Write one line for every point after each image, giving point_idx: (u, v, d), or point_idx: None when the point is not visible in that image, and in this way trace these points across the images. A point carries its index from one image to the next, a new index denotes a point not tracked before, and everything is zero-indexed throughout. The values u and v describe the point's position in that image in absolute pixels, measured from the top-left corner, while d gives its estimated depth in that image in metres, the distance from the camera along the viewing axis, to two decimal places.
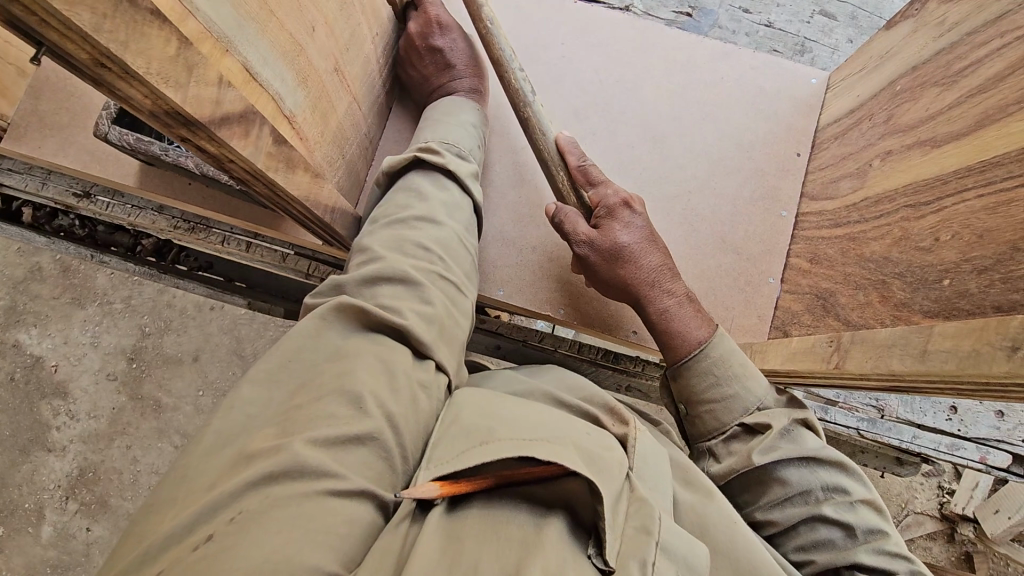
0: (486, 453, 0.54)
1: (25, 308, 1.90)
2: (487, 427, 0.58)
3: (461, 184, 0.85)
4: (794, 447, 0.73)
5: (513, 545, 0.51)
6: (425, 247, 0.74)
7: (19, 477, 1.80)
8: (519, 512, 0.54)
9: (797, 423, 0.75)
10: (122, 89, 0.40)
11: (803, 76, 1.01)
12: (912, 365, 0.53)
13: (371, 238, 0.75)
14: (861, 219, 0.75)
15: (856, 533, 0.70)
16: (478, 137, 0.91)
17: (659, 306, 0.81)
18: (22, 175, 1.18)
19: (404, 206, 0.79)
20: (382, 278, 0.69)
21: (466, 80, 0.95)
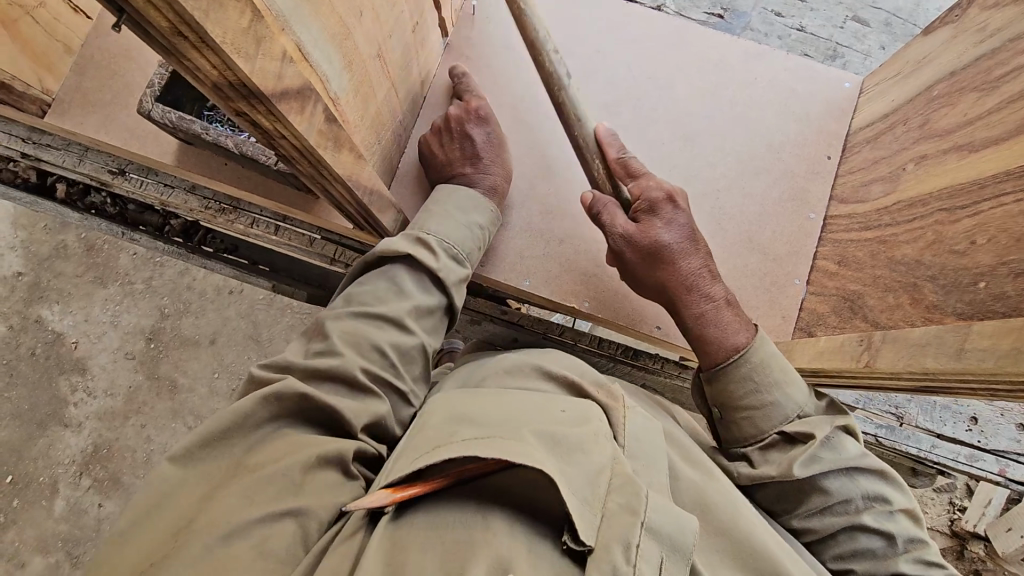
0: (433, 457, 0.62)
1: (48, 285, 1.95)
2: (451, 430, 0.65)
3: (444, 288, 0.87)
4: (834, 455, 0.75)
5: (472, 539, 0.58)
6: (381, 350, 0.79)
7: (35, 450, 1.84)
8: (476, 507, 0.61)
9: (838, 429, 0.77)
10: (193, 60, 0.42)
11: (837, 80, 1.01)
12: (948, 363, 0.53)
13: (332, 325, 0.81)
14: (893, 222, 0.75)
15: (896, 541, 0.75)
16: (482, 239, 0.91)
17: (695, 311, 0.83)
18: (61, 151, 1.21)
19: (381, 296, 0.84)
20: (329, 374, 0.75)
21: (489, 177, 0.93)
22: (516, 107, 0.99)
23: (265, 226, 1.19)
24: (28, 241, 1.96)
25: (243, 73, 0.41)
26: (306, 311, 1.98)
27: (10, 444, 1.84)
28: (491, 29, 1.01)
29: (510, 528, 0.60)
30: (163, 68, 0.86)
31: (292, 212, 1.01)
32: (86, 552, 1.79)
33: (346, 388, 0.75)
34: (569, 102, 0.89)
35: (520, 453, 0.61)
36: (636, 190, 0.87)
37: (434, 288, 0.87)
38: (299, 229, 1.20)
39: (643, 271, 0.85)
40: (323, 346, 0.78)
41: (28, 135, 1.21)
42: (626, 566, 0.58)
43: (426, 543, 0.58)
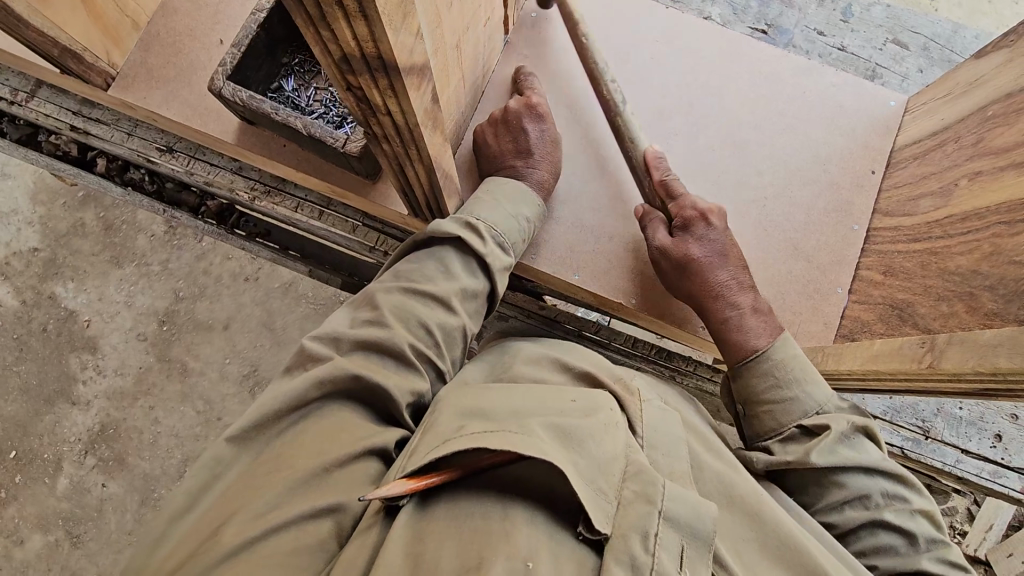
0: (446, 450, 0.62)
1: (64, 262, 1.95)
2: (462, 424, 0.66)
3: (489, 274, 0.89)
4: (852, 451, 0.79)
5: (491, 526, 0.59)
6: (427, 331, 0.81)
7: (42, 427, 1.86)
8: (496, 496, 0.62)
9: (858, 431, 0.80)
10: (337, 29, 0.43)
11: (883, 98, 1.03)
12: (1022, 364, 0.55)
13: (383, 298, 0.82)
14: (944, 235, 0.78)
15: (917, 541, 0.75)
16: (526, 229, 0.92)
17: (721, 313, 0.87)
18: (110, 126, 1.24)
19: (430, 275, 0.85)
20: (381, 350, 0.76)
21: (538, 173, 0.95)
22: (571, 106, 1.02)
23: (309, 210, 1.21)
24: (45, 218, 1.97)
25: (389, 44, 0.43)
26: (322, 301, 1.98)
27: (18, 420, 1.86)
28: (548, 31, 1.04)
29: (530, 516, 0.61)
30: (237, 46, 0.86)
31: (345, 196, 1.02)
32: (86, 531, 1.80)
33: (394, 364, 0.77)
34: (624, 119, 0.96)
35: (531, 444, 0.62)
36: (675, 210, 0.92)
37: (476, 270, 0.88)
38: (343, 215, 1.20)
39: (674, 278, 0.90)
40: (378, 318, 0.80)
41: (80, 108, 1.25)
42: (644, 554, 0.61)
43: (446, 531, 0.60)
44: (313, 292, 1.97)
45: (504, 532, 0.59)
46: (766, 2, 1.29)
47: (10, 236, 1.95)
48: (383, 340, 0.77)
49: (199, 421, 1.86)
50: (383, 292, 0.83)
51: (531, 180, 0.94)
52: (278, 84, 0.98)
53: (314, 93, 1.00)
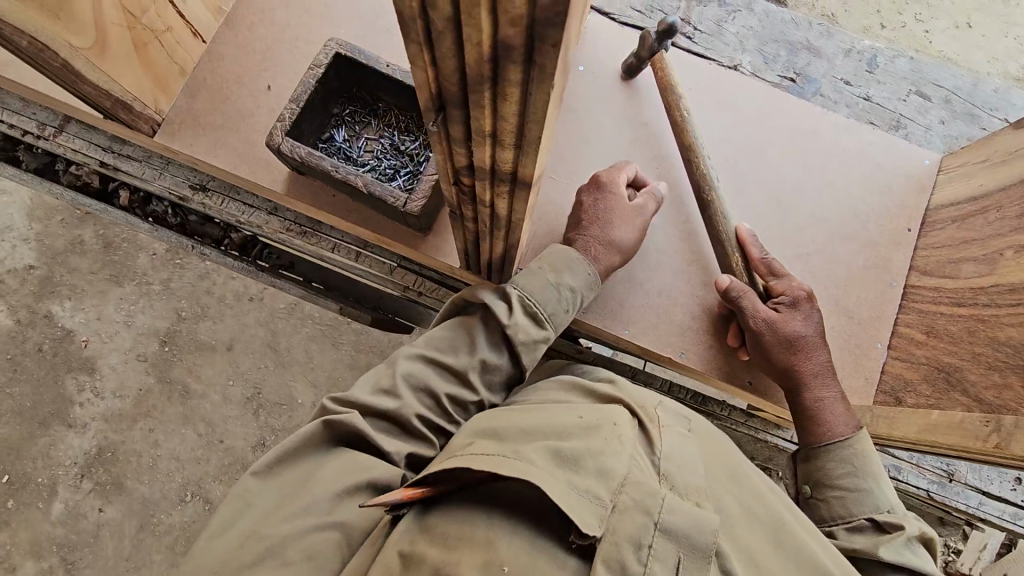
0: (450, 462, 0.71)
1: (60, 281, 2.01)
2: (472, 441, 0.76)
3: (514, 353, 0.89)
4: (916, 558, 0.76)
5: (476, 534, 0.66)
6: (433, 396, 0.86)
7: (36, 450, 1.90)
8: (485, 506, 0.69)
9: (920, 539, 0.78)
10: (476, 151, 0.44)
11: (918, 156, 1.06)
12: None
13: (401, 359, 0.86)
14: (994, 304, 0.81)
15: None
16: (569, 301, 0.91)
17: (815, 395, 0.88)
18: (141, 162, 1.21)
19: (450, 347, 0.88)
20: (387, 418, 0.83)
21: (586, 237, 0.94)
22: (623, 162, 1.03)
23: (346, 252, 1.19)
24: (41, 235, 2.03)
25: (531, 167, 0.43)
26: (328, 323, 2.04)
27: (12, 442, 1.90)
28: (599, 86, 1.05)
29: (511, 528, 0.66)
30: (295, 102, 0.86)
31: (393, 245, 1.02)
32: (80, 558, 1.84)
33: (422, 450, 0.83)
34: (715, 197, 0.95)
35: (524, 464, 0.69)
36: (777, 288, 0.91)
37: (502, 345, 0.88)
38: (380, 257, 1.19)
39: (777, 354, 0.88)
40: (392, 384, 0.84)
41: (110, 144, 1.22)
42: (636, 564, 0.64)
43: (430, 541, 0.68)
44: (318, 314, 2.02)
45: (485, 541, 0.65)
46: (794, 51, 1.32)
47: (4, 253, 2.00)
48: (393, 408, 0.82)
49: (200, 444, 1.91)
50: (405, 357, 0.86)
51: (583, 244, 0.93)
52: (329, 134, 0.97)
53: (365, 144, 0.98)
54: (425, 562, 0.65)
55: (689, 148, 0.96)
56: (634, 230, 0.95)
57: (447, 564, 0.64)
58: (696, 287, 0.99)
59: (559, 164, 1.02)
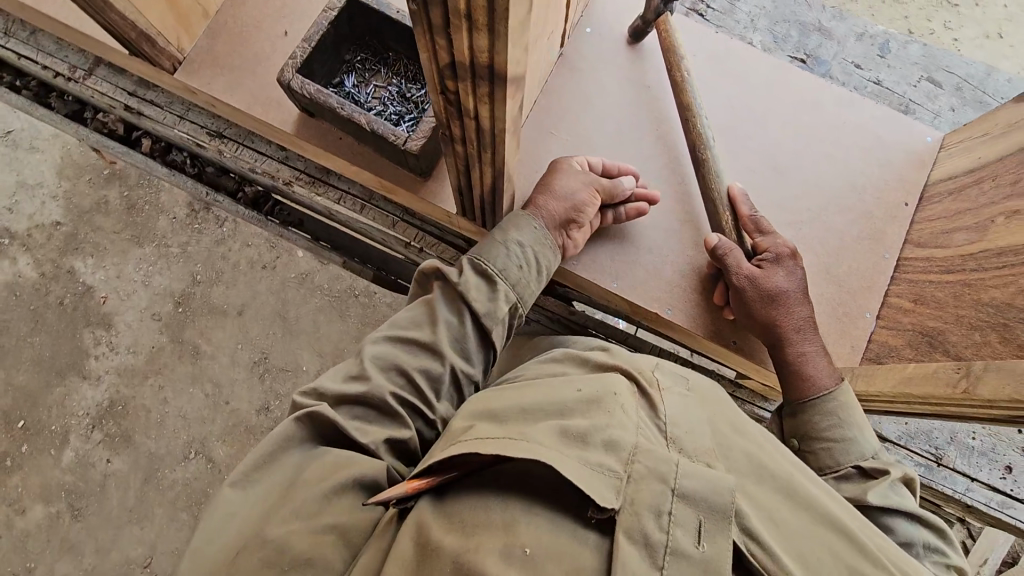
0: (453, 450, 0.70)
1: (84, 238, 2.10)
2: (473, 424, 0.75)
3: (478, 321, 0.90)
4: (901, 498, 0.82)
5: (494, 520, 0.65)
6: (409, 377, 0.85)
7: (51, 400, 2.00)
8: (497, 492, 0.68)
9: (902, 481, 0.84)
10: (453, 39, 0.46)
11: (921, 133, 1.06)
12: None
13: (367, 346, 0.87)
14: (980, 268, 0.81)
15: None
16: (523, 264, 0.93)
17: (798, 350, 0.89)
18: (162, 108, 1.27)
19: (418, 322, 0.90)
20: (359, 400, 0.82)
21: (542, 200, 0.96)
22: (621, 122, 1.05)
23: (351, 203, 1.24)
24: (69, 193, 2.13)
25: (503, 54, 0.46)
26: (337, 293, 2.12)
27: (28, 391, 2.00)
28: (604, 48, 1.08)
29: (530, 510, 0.66)
30: (307, 41, 0.90)
31: (394, 190, 1.05)
32: (88, 505, 1.93)
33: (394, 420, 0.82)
34: (710, 156, 0.97)
35: (529, 444, 0.69)
36: (761, 245, 0.94)
37: (461, 307, 0.90)
38: (383, 210, 1.24)
39: (758, 310, 0.90)
40: (363, 370, 0.84)
41: (134, 89, 1.28)
42: (658, 533, 0.64)
43: (447, 527, 0.67)
44: (328, 285, 2.11)
45: (505, 525, 0.65)
46: (806, 33, 1.33)
47: (33, 208, 2.11)
48: (364, 387, 0.82)
49: (207, 404, 2.00)
50: (371, 342, 0.87)
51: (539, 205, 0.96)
52: (338, 80, 1.01)
53: (373, 91, 1.02)
54: (443, 550, 0.64)
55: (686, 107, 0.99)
56: (586, 189, 0.95)
57: (466, 550, 0.63)
58: (686, 245, 1.01)
59: (560, 121, 1.04)
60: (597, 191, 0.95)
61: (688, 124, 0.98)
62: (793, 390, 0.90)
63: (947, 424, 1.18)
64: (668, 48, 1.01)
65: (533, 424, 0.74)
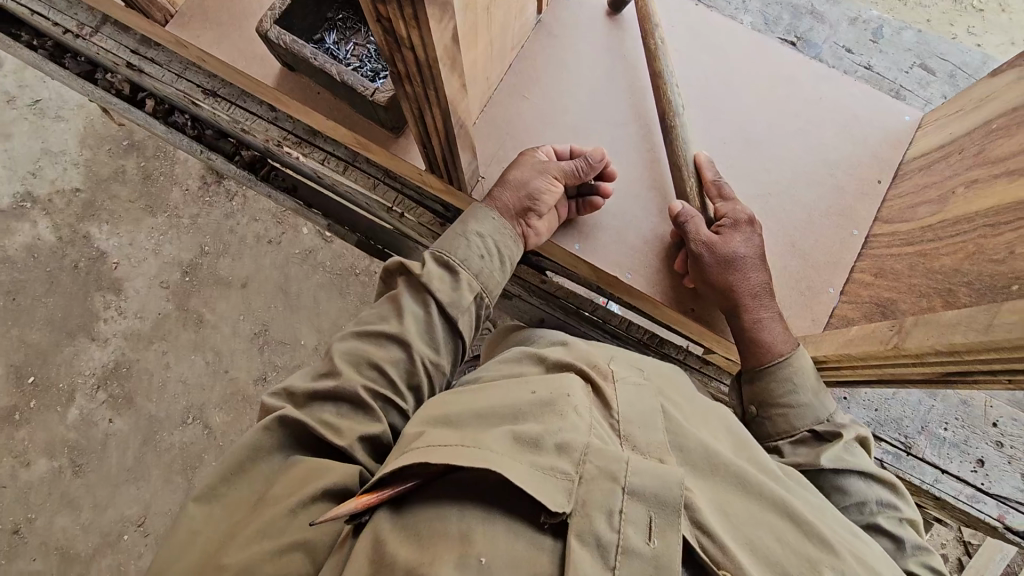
0: (403, 459, 0.68)
1: (101, 205, 2.17)
2: (425, 432, 0.73)
3: (446, 314, 0.91)
4: (855, 458, 0.84)
5: (448, 532, 0.63)
6: (379, 370, 0.85)
7: (61, 358, 2.05)
8: (450, 500, 0.66)
9: (857, 440, 0.87)
10: None
11: (899, 112, 1.05)
12: (976, 338, 0.56)
13: (336, 347, 0.88)
14: (936, 237, 0.80)
15: (904, 547, 0.80)
16: (490, 254, 0.95)
17: (754, 316, 0.88)
18: (162, 67, 1.32)
19: (385, 316, 0.91)
20: (328, 396, 0.82)
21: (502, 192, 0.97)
22: (594, 89, 1.06)
23: (335, 164, 1.27)
24: (90, 161, 2.20)
25: None
26: (339, 272, 2.18)
27: (40, 347, 2.05)
28: (583, 16, 1.09)
29: (485, 515, 0.64)
30: None
31: (368, 147, 1.08)
32: (88, 462, 1.98)
33: (354, 408, 0.82)
34: (678, 123, 0.98)
35: (478, 449, 0.67)
36: (721, 210, 0.94)
37: (427, 298, 0.91)
38: (366, 173, 1.27)
39: (714, 276, 0.89)
40: (331, 367, 0.85)
41: (137, 47, 1.33)
42: (610, 533, 0.64)
43: (403, 540, 0.65)
44: (330, 262, 2.17)
45: (460, 535, 0.63)
46: (798, 16, 1.32)
47: (56, 174, 2.18)
48: (336, 385, 0.82)
49: (207, 371, 2.06)
50: (340, 341, 0.88)
51: (499, 195, 0.97)
52: (319, 37, 1.04)
53: (352, 48, 1.05)
54: (397, 564, 0.62)
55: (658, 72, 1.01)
56: (544, 177, 0.95)
57: (420, 563, 0.61)
58: (652, 212, 1.01)
59: (533, 84, 1.05)
60: (557, 179, 0.95)
61: (658, 91, 1.01)
62: (750, 358, 0.89)
63: (919, 413, 1.17)
64: (645, 21, 1.04)
65: (485, 428, 0.73)
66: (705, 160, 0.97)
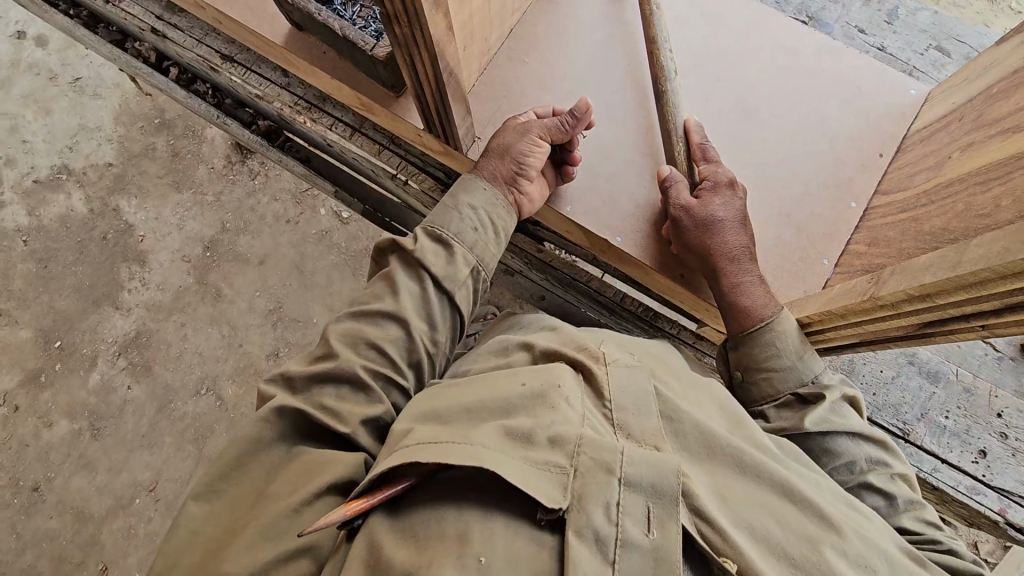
0: (390, 460, 0.67)
1: (131, 180, 2.25)
2: (412, 428, 0.71)
3: (442, 289, 0.89)
4: (842, 419, 0.82)
5: (444, 534, 0.62)
6: (378, 349, 0.84)
7: (86, 325, 2.12)
8: (447, 498, 0.65)
9: (844, 399, 0.85)
10: None
11: (904, 87, 1.03)
12: (945, 275, 0.55)
13: (332, 328, 0.86)
14: (929, 202, 0.78)
15: (896, 502, 0.79)
16: (485, 218, 0.94)
17: (733, 280, 0.87)
18: (185, 32, 1.37)
19: (379, 295, 0.89)
20: (327, 378, 0.81)
21: (490, 162, 0.97)
22: (591, 56, 1.07)
23: (342, 129, 1.30)
24: (123, 137, 2.28)
25: None
26: (353, 253, 2.22)
27: (67, 313, 2.13)
28: None
29: (482, 513, 0.63)
30: None
31: (370, 108, 1.11)
32: (106, 426, 2.05)
33: (350, 389, 0.81)
34: (671, 90, 1.00)
35: (468, 444, 0.66)
36: (704, 172, 0.94)
37: (421, 274, 0.89)
38: (371, 138, 1.29)
39: (693, 239, 0.89)
40: (328, 349, 0.84)
41: (162, 13, 1.38)
42: (608, 526, 0.62)
43: (400, 543, 0.63)
44: (345, 244, 2.21)
45: (455, 534, 0.61)
46: None
47: (91, 148, 2.27)
48: (330, 367, 0.81)
49: (223, 344, 2.12)
50: (335, 322, 0.87)
51: (488, 166, 0.97)
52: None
53: (359, 10, 1.07)
54: (392, 567, 0.60)
55: (652, 36, 1.03)
56: (528, 140, 0.95)
57: (416, 567, 0.59)
58: (644, 178, 1.01)
59: (531, 49, 1.07)
60: (542, 138, 0.95)
61: (652, 57, 1.02)
62: (732, 323, 0.87)
63: (918, 399, 1.13)
64: None
65: (474, 422, 0.71)
66: (693, 125, 0.98)
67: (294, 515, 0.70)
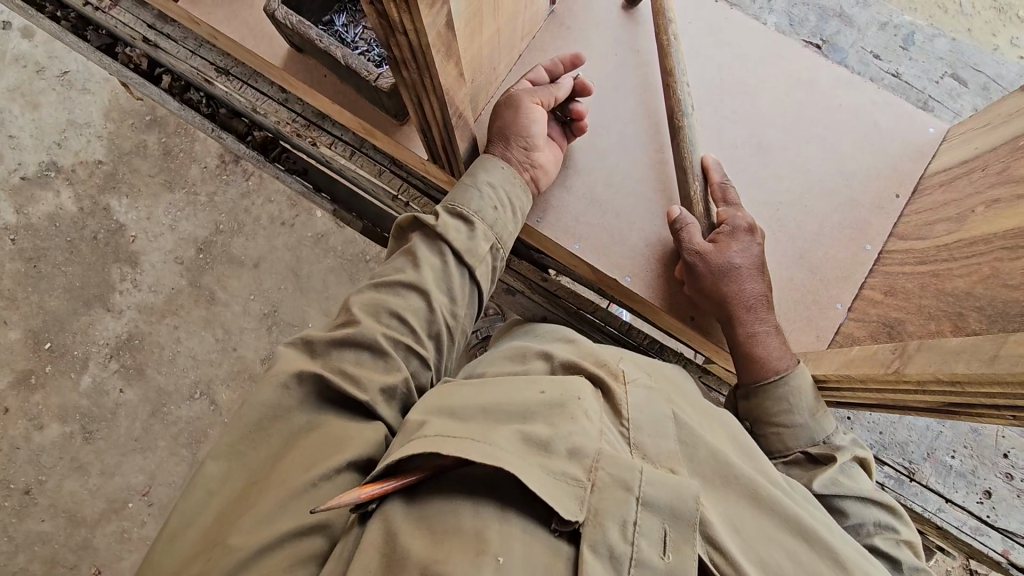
0: (406, 450, 0.63)
1: (122, 178, 2.19)
2: (425, 420, 0.67)
3: (462, 261, 0.87)
4: (850, 482, 0.80)
5: (464, 529, 0.59)
6: (399, 317, 0.81)
7: (77, 326, 2.08)
8: (462, 494, 0.62)
9: (854, 460, 0.83)
10: None
11: (922, 123, 1.00)
12: (978, 368, 0.55)
13: (353, 298, 0.83)
14: (950, 257, 0.76)
15: (902, 568, 0.75)
16: (502, 211, 0.91)
17: (748, 329, 0.86)
18: (178, 44, 1.32)
19: (399, 270, 0.86)
20: (348, 342, 0.77)
21: (500, 143, 0.94)
22: (602, 87, 1.04)
23: (342, 149, 1.27)
24: (114, 134, 2.21)
25: None
26: (349, 257, 2.17)
27: (57, 314, 2.08)
28: (600, 7, 1.06)
29: (501, 514, 0.60)
30: None
31: (371, 135, 1.07)
32: (98, 429, 2.01)
33: (367, 354, 0.77)
34: (685, 128, 0.95)
35: (486, 446, 0.62)
36: (721, 217, 0.92)
37: (441, 247, 0.86)
38: (371, 158, 1.26)
39: (708, 286, 0.87)
40: (347, 317, 0.81)
41: (154, 22, 1.33)
42: (623, 544, 0.60)
43: (418, 531, 0.61)
44: (342, 248, 2.16)
45: (474, 531, 0.59)
46: (824, 19, 1.27)
47: (80, 146, 2.20)
48: (353, 332, 0.77)
49: (216, 348, 2.08)
50: (355, 296, 0.84)
51: (497, 149, 0.94)
52: (329, 18, 1.06)
53: (361, 32, 1.05)
54: (410, 558, 0.58)
55: (667, 60, 0.98)
56: (526, 108, 0.93)
57: (435, 561, 0.56)
58: (656, 217, 0.98)
59: None
60: (538, 103, 0.94)
61: (668, 89, 0.98)
62: (745, 373, 0.86)
63: (925, 438, 1.12)
64: (658, 11, 1.01)
65: (491, 424, 0.67)
66: (711, 164, 0.95)
67: (308, 490, 0.66)
